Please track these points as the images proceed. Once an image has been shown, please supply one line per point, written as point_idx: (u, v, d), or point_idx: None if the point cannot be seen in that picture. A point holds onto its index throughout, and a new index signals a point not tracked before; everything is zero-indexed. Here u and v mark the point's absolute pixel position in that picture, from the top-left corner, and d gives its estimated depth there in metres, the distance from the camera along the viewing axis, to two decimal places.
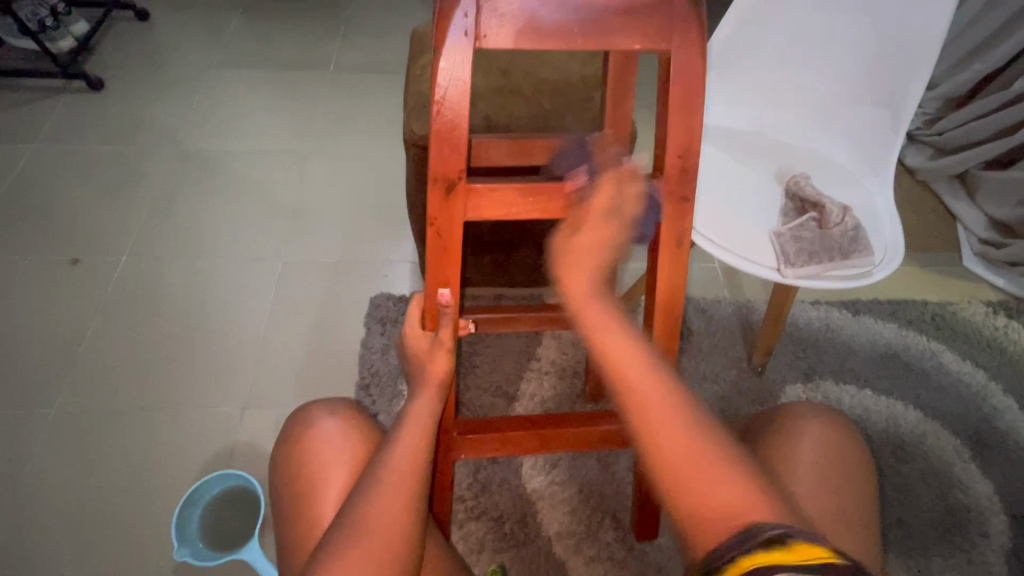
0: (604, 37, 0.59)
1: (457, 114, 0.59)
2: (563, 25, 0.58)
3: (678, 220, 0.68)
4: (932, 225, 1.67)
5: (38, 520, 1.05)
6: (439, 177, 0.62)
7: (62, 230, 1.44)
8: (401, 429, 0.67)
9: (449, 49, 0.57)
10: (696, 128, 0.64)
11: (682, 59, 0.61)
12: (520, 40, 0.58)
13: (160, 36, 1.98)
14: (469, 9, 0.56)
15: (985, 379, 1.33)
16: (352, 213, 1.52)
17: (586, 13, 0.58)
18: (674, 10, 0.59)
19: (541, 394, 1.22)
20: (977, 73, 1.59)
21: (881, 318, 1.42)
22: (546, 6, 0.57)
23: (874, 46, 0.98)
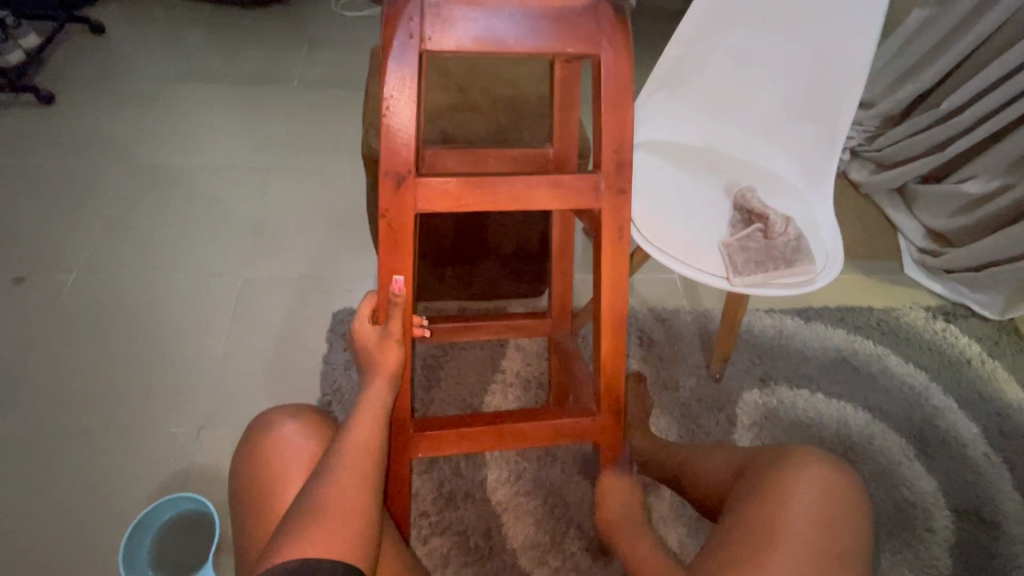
0: (541, 42, 0.62)
1: (406, 109, 0.61)
2: (503, 29, 0.61)
3: (616, 212, 0.71)
4: (876, 236, 1.76)
5: None
6: (389, 170, 0.63)
7: (6, 248, 1.38)
8: (354, 421, 0.67)
9: (395, 50, 0.59)
10: (629, 126, 0.67)
11: (613, 63, 0.64)
12: (463, 44, 0.60)
13: (117, 51, 1.94)
14: (414, 13, 0.59)
15: (927, 381, 1.40)
16: (315, 227, 1.51)
17: (521, 20, 0.61)
18: (601, 18, 0.63)
19: (506, 406, 1.23)
20: (910, 93, 1.71)
21: (831, 324, 1.49)
22: (485, 13, 0.60)
23: (808, 67, 1.04)
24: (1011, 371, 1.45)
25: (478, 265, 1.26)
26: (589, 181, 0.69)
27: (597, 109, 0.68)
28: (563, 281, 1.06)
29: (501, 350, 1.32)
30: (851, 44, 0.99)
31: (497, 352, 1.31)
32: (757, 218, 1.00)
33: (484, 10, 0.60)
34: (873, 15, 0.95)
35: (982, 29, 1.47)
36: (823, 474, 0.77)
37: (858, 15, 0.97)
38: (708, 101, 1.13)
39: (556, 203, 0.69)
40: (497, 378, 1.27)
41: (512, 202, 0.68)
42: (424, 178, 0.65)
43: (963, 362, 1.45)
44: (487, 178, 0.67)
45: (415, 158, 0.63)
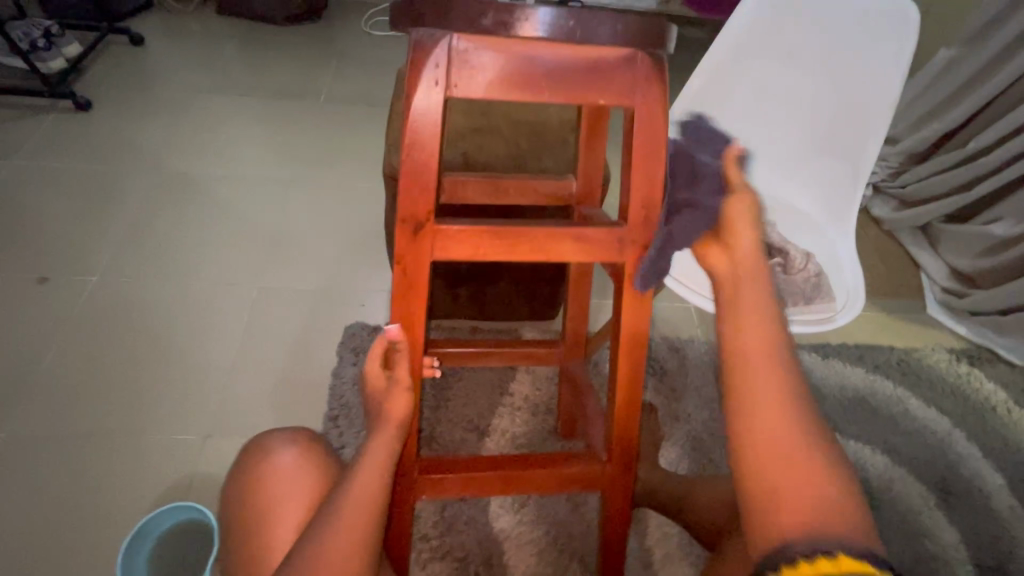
0: (570, 93, 0.62)
1: (428, 156, 0.61)
2: (530, 78, 0.60)
3: (641, 263, 0.70)
4: (898, 274, 1.72)
5: None
6: (407, 218, 0.64)
7: (33, 247, 1.41)
8: (358, 468, 0.66)
9: (420, 94, 0.59)
10: (658, 179, 0.66)
11: (645, 117, 0.64)
12: (488, 90, 0.60)
13: (153, 61, 2.01)
14: (440, 60, 0.58)
15: (950, 427, 1.35)
16: (332, 240, 1.53)
17: (553, 70, 0.60)
18: (636, 69, 0.62)
19: (513, 430, 1.21)
20: (935, 132, 1.69)
21: (850, 362, 1.45)
22: (518, 61, 0.60)
23: (832, 104, 1.04)
24: None
25: (492, 286, 1.26)
26: (615, 233, 0.68)
27: (626, 159, 0.67)
28: (578, 313, 1.04)
29: (511, 373, 1.30)
30: (878, 84, 0.98)
31: (506, 375, 1.30)
32: (777, 253, 1.01)
33: (511, 57, 0.60)
34: (900, 57, 0.96)
35: (1013, 70, 1.46)
36: None
37: (885, 56, 0.97)
38: (731, 134, 1.12)
39: (580, 255, 0.69)
40: (506, 401, 1.25)
41: (533, 250, 0.67)
42: (442, 225, 0.65)
43: (987, 408, 1.40)
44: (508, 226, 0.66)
45: (434, 207, 0.63)
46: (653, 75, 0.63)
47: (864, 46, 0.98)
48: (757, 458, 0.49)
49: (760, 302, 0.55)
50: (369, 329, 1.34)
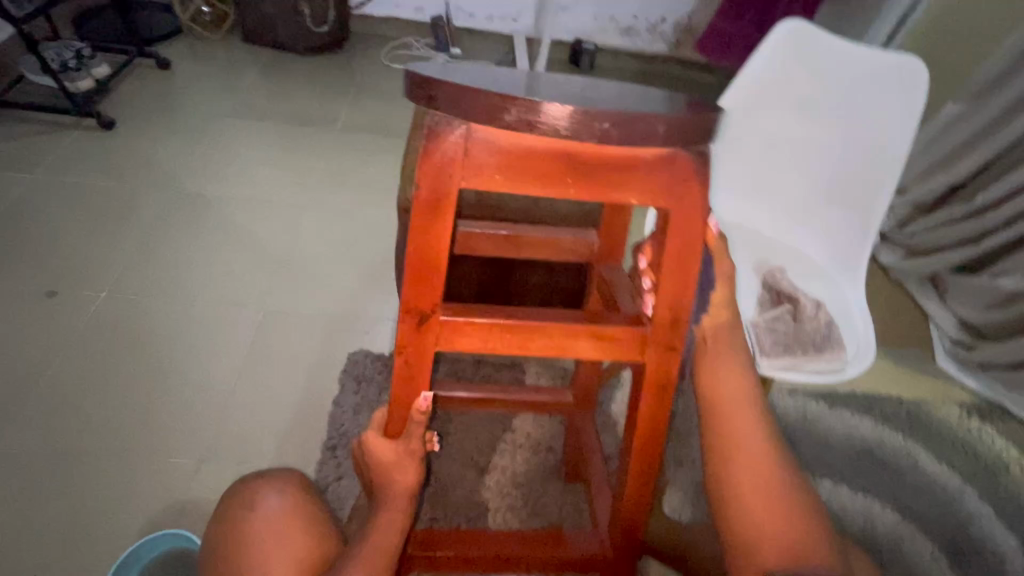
0: (601, 191, 0.59)
1: (437, 248, 0.60)
2: (558, 172, 0.58)
3: (665, 367, 0.69)
4: (906, 323, 1.71)
5: None
6: (412, 309, 0.63)
7: (45, 260, 1.43)
8: (362, 548, 0.67)
9: (432, 185, 0.57)
10: (690, 285, 0.65)
11: (680, 219, 0.61)
12: (507, 182, 0.58)
13: (178, 85, 2.07)
14: (454, 152, 0.56)
15: (961, 484, 1.32)
16: (340, 266, 1.54)
17: (585, 166, 0.58)
18: (675, 169, 0.59)
19: (513, 469, 1.19)
20: (942, 184, 1.70)
21: (858, 412, 1.43)
22: (546, 155, 0.57)
23: (841, 155, 1.05)
24: None
25: None
26: (637, 333, 0.67)
27: (659, 258, 0.66)
28: (589, 365, 1.07)
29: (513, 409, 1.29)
30: (888, 133, 0.97)
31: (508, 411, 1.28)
32: (787, 300, 1.00)
33: (540, 150, 0.57)
34: (911, 107, 0.94)
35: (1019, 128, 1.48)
36: None
37: (895, 106, 0.96)
38: (740, 182, 1.16)
39: (596, 353, 0.67)
40: (507, 437, 1.23)
41: (544, 346, 0.66)
42: (447, 313, 0.65)
43: (999, 466, 1.37)
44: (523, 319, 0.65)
45: (440, 298, 0.63)
46: (693, 174, 0.60)
47: (874, 97, 0.98)
48: (747, 521, 0.64)
49: (736, 374, 0.71)
50: (372, 357, 1.33)
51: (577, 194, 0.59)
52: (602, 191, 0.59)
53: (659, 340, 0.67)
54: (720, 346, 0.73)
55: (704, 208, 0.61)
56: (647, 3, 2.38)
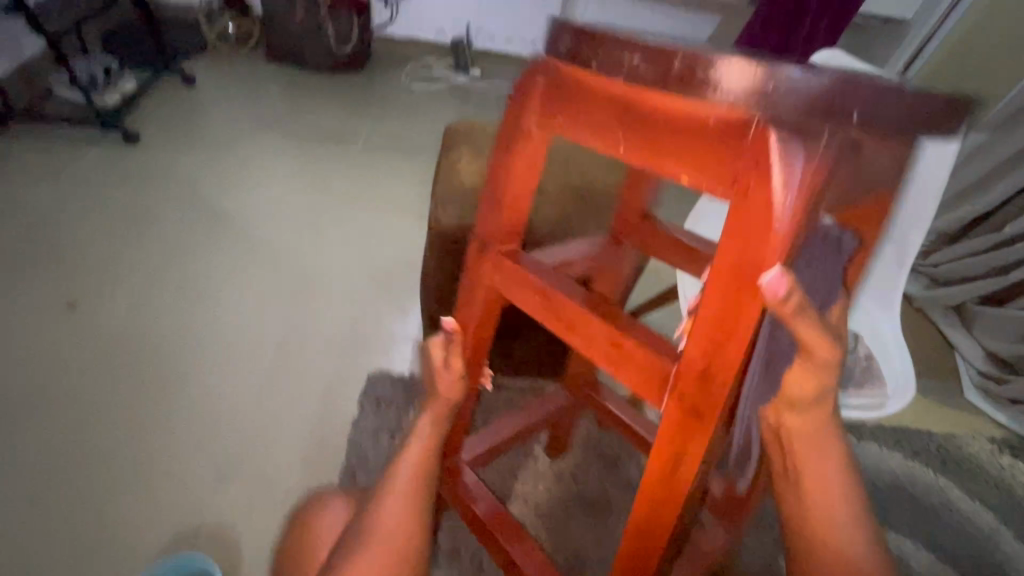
0: (653, 152, 0.50)
1: (504, 181, 0.62)
2: (621, 117, 0.51)
3: (683, 431, 0.54)
4: (931, 353, 1.68)
5: None
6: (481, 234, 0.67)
7: (66, 273, 1.42)
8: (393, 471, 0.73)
9: (509, 116, 0.59)
10: (737, 329, 0.47)
11: (739, 229, 0.45)
12: (567, 126, 0.55)
13: (202, 100, 2.10)
14: (534, 90, 0.57)
15: (996, 522, 1.28)
16: (361, 284, 1.53)
17: (650, 119, 0.49)
18: (756, 149, 0.42)
19: (535, 496, 1.16)
20: (968, 213, 1.69)
21: (886, 445, 1.39)
22: (610, 100, 0.51)
23: None
24: None
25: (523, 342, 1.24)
26: (659, 362, 0.54)
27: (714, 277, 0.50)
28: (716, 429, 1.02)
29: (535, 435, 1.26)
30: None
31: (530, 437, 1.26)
32: None
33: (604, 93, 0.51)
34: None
35: None
36: None
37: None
38: None
39: (603, 360, 0.59)
40: (528, 464, 1.21)
41: (564, 323, 0.62)
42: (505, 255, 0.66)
43: None
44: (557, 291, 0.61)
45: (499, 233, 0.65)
46: (776, 170, 0.41)
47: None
48: None
49: (828, 473, 0.59)
50: (392, 378, 1.30)
51: (627, 151, 0.51)
52: (655, 155, 0.50)
53: (682, 392, 0.53)
54: (810, 479, 0.59)
55: (788, 232, 0.42)
56: (666, 29, 2.41)
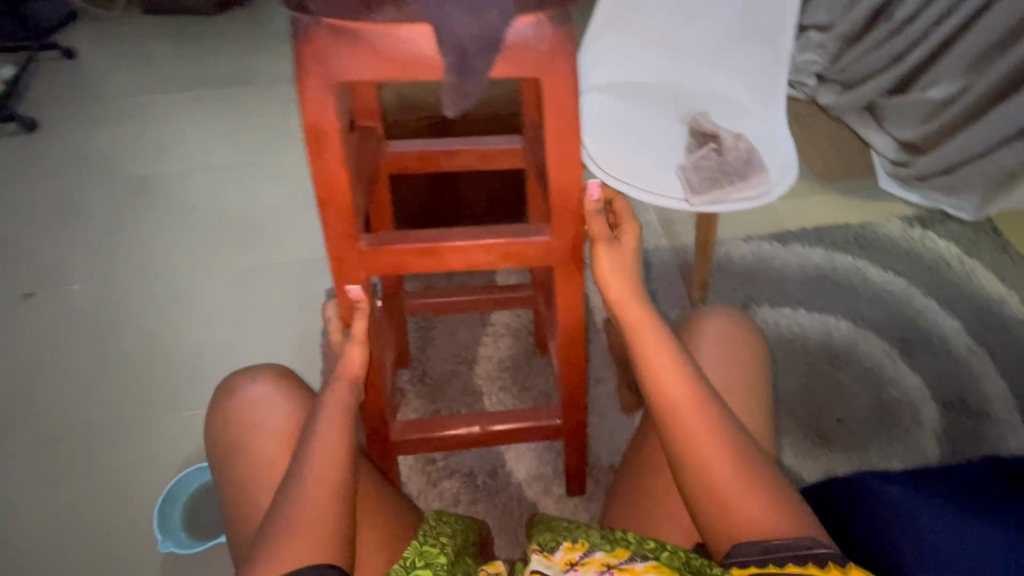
0: (339, 63, 0.59)
1: (325, 69, 0.59)
2: (331, 61, 0.59)
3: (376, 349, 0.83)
4: (847, 155, 1.78)
5: (27, 529, 1.08)
6: (310, 127, 0.62)
7: (17, 268, 1.47)
8: (320, 427, 0.65)
9: (306, 47, 0.58)
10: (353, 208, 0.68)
11: (356, 68, 0.59)
12: (337, 57, 0.59)
13: (88, 75, 2.04)
14: (309, 54, 0.58)
15: (907, 285, 1.44)
16: (298, 215, 1.59)
17: (333, 53, 0.58)
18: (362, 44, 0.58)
19: (499, 354, 1.30)
20: (865, 9, 1.73)
21: (809, 245, 1.52)
22: (316, 51, 0.58)
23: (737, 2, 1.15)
24: (989, 267, 1.48)
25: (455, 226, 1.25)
26: (356, 252, 0.72)
27: (336, 176, 0.66)
28: None
29: None
30: None
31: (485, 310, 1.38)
32: (711, 139, 1.06)
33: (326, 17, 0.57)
34: None
35: None
36: (719, 335, 0.84)
37: None
38: (632, 51, 1.22)
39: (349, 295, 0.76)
40: (488, 329, 1.34)
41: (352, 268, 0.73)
42: (335, 198, 0.67)
43: (941, 263, 1.49)
44: (340, 208, 0.68)
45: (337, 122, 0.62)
46: (377, 50, 0.58)
47: None
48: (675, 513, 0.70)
49: None
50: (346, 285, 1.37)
51: (325, 90, 0.60)
52: (357, 74, 0.59)
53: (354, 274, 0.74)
54: None
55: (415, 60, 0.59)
56: None
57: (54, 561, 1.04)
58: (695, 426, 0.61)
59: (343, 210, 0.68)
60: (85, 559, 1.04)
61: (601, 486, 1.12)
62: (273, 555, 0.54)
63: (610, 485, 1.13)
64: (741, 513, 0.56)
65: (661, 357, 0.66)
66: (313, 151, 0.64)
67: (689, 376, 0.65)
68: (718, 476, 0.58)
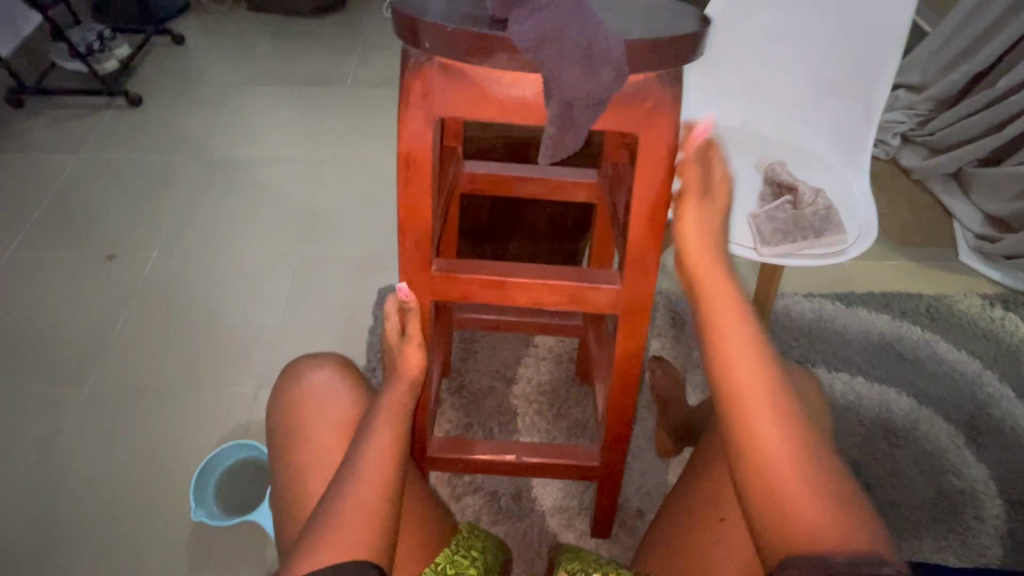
0: (443, 96, 0.61)
1: (429, 100, 0.62)
2: (435, 93, 0.61)
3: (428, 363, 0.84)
4: (926, 222, 1.70)
5: (75, 475, 1.14)
6: (405, 153, 0.65)
7: (104, 230, 1.59)
8: (375, 428, 0.66)
9: (414, 78, 0.61)
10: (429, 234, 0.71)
11: (458, 102, 0.61)
12: (443, 90, 0.61)
13: (193, 61, 2.20)
14: (416, 86, 0.61)
15: (980, 368, 1.34)
16: (362, 213, 1.65)
17: (439, 86, 0.61)
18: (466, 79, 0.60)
19: (538, 377, 1.29)
20: (964, 74, 1.66)
21: (876, 310, 1.45)
22: (423, 82, 0.61)
23: (837, 54, 1.13)
24: None
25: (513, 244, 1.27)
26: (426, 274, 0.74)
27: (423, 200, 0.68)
28: None
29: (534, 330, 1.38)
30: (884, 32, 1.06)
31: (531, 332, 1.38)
32: (787, 191, 1.03)
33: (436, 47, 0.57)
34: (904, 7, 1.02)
35: None
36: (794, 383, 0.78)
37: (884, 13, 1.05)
38: (722, 91, 1.23)
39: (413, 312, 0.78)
40: (530, 351, 1.34)
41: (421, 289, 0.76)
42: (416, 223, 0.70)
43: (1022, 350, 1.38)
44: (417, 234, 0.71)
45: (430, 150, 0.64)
46: (480, 88, 0.61)
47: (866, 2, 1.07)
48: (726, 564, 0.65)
49: None
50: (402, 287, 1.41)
51: (426, 118, 0.62)
52: (459, 108, 0.62)
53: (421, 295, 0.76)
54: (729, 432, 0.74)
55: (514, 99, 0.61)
56: None
57: (93, 511, 1.10)
58: (755, 424, 0.55)
59: (423, 231, 0.71)
60: (121, 514, 1.09)
61: (627, 530, 1.08)
62: (318, 549, 0.54)
63: (636, 530, 1.09)
64: (799, 516, 0.51)
65: (737, 343, 0.60)
66: (405, 176, 0.67)
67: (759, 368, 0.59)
68: (784, 479, 0.52)
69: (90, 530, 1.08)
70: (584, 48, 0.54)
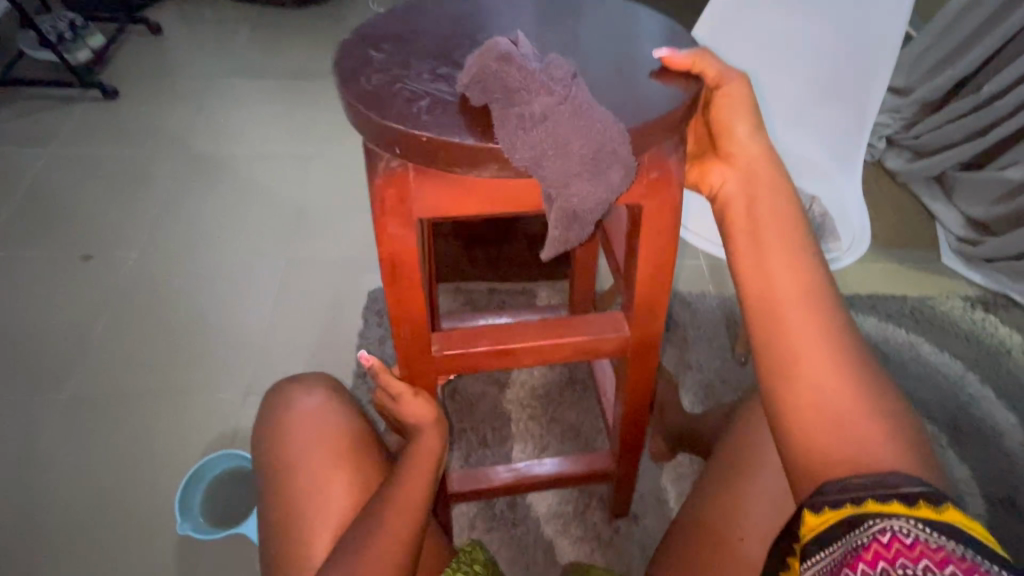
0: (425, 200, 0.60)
1: (410, 201, 0.60)
2: (418, 195, 0.60)
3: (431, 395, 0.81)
4: (910, 224, 1.73)
5: (50, 487, 1.10)
6: (388, 254, 0.62)
7: (78, 228, 1.53)
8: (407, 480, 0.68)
9: (389, 182, 0.58)
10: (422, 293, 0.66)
11: (442, 201, 0.60)
12: (424, 192, 0.59)
13: (170, 51, 2.13)
14: (395, 190, 0.59)
15: (963, 370, 1.37)
16: (349, 212, 1.61)
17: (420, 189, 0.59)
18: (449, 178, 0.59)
19: (531, 380, 1.29)
20: (949, 78, 1.68)
21: (863, 313, 1.47)
22: (402, 186, 0.59)
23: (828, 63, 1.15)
24: None
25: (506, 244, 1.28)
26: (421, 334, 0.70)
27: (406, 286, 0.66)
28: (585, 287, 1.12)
29: None
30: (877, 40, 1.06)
31: None
32: None
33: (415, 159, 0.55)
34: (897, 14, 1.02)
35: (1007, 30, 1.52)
36: None
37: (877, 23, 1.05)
38: None
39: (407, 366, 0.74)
40: None
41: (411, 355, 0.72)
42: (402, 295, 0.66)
43: (1002, 351, 1.42)
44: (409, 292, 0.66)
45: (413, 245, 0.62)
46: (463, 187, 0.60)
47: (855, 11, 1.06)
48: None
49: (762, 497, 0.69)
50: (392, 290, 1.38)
51: (407, 220, 0.61)
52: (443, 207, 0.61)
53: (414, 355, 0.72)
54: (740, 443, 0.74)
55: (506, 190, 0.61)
56: None
57: (72, 524, 1.06)
58: (794, 336, 0.49)
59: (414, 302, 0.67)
60: (101, 527, 1.06)
61: (628, 536, 1.09)
62: None
63: (632, 536, 1.09)
64: (820, 440, 0.46)
65: (776, 254, 0.53)
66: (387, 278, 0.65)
67: (803, 277, 0.52)
68: (826, 398, 0.47)
69: (70, 543, 1.04)
70: (590, 157, 0.53)
